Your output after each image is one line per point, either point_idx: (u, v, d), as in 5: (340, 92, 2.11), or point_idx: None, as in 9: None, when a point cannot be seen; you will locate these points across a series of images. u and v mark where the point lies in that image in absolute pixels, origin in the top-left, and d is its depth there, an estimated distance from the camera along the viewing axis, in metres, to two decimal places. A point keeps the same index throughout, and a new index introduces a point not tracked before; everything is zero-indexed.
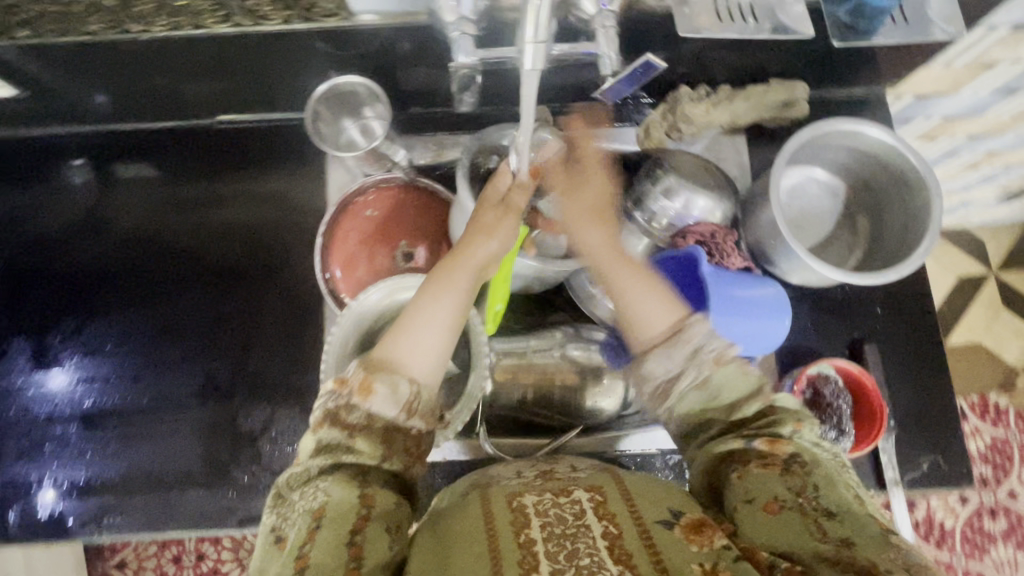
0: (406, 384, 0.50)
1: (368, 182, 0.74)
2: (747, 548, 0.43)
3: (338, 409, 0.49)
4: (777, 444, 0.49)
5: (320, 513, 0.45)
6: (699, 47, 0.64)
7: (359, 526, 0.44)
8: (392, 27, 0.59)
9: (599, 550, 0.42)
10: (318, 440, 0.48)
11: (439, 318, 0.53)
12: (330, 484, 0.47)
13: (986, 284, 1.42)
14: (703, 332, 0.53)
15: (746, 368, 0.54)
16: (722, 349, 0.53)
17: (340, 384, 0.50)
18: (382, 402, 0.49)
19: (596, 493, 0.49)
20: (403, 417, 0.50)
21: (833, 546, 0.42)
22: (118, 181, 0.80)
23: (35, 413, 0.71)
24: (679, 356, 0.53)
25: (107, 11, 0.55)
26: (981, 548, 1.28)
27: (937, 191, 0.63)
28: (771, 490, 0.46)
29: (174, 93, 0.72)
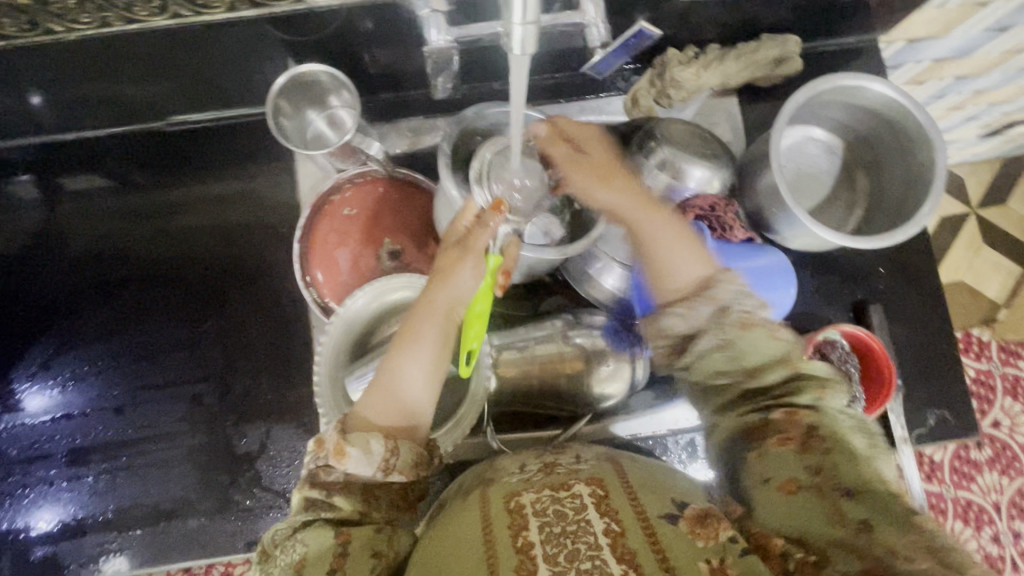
0: (382, 442, 0.46)
1: (344, 178, 0.69)
2: (759, 540, 0.40)
3: (317, 469, 0.45)
4: (797, 415, 0.43)
5: (301, 564, 0.41)
6: (687, 5, 0.60)
7: (337, 565, 0.41)
8: (352, 6, 0.53)
9: (600, 552, 0.39)
10: (303, 498, 0.45)
11: (413, 370, 0.50)
12: (306, 533, 0.43)
13: (968, 222, 1.43)
14: (733, 291, 0.49)
15: (777, 334, 0.46)
16: (749, 313, 0.47)
17: (317, 444, 0.45)
18: (358, 464, 0.44)
19: (596, 487, 0.44)
20: (381, 476, 0.45)
21: (855, 529, 0.37)
22: (68, 197, 0.74)
23: (13, 455, 0.67)
24: (702, 312, 0.48)
25: (23, 10, 0.48)
26: (968, 477, 1.32)
27: (941, 144, 0.60)
28: (791, 468, 0.41)
29: (115, 96, 0.65)
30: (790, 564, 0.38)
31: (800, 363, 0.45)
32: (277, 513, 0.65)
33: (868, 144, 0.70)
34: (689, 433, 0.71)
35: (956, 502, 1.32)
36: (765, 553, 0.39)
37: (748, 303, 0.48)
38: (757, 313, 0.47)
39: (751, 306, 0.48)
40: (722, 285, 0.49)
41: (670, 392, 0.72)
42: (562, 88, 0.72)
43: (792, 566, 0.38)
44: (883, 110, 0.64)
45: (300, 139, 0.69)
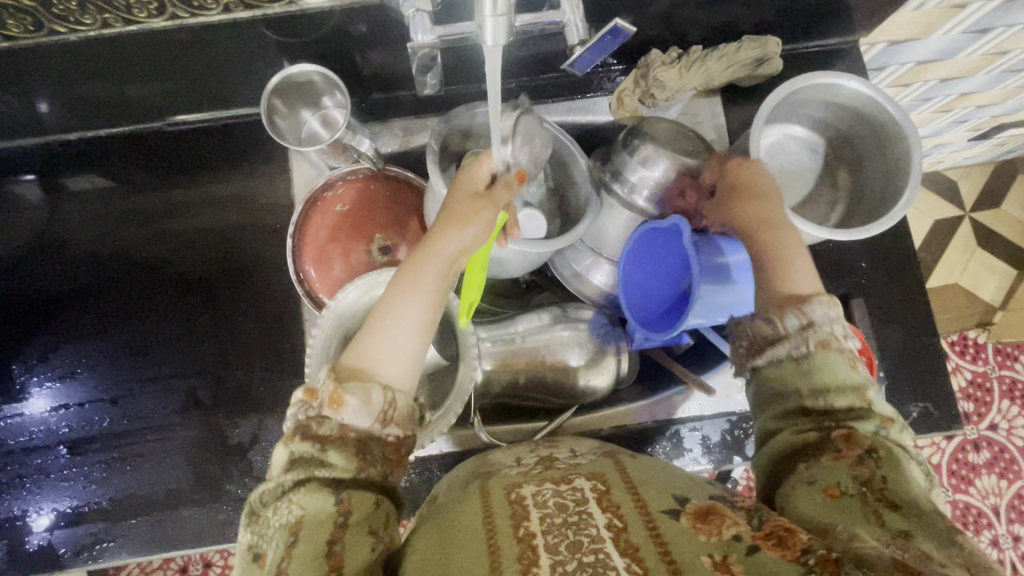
0: (380, 393, 0.46)
1: (336, 175, 0.71)
2: (777, 530, 0.40)
3: (309, 422, 0.44)
4: (853, 440, 0.44)
5: (297, 528, 0.41)
6: (668, 7, 0.62)
7: (337, 536, 0.42)
8: (343, 9, 0.55)
9: (603, 544, 0.39)
10: (291, 452, 0.44)
11: (411, 318, 0.49)
12: (303, 494, 0.42)
13: (961, 225, 1.43)
14: (823, 312, 0.48)
15: (855, 363, 0.47)
16: (836, 337, 0.48)
17: (309, 394, 0.45)
18: (355, 413, 0.44)
19: (597, 482, 0.45)
20: (378, 427, 0.46)
21: (894, 538, 0.38)
22: (69, 196, 0.76)
23: (11, 446, 0.69)
24: (789, 325, 0.49)
25: (27, 12, 0.50)
26: (966, 480, 1.32)
27: (916, 140, 0.62)
28: (835, 477, 0.42)
29: (116, 97, 0.67)
30: (811, 559, 0.37)
31: (872, 395, 0.46)
32: None
33: (847, 142, 0.71)
34: (676, 425, 0.70)
35: (954, 505, 1.32)
36: (783, 543, 0.39)
37: (843, 328, 0.48)
38: (846, 338, 0.48)
39: (839, 333, 0.48)
40: (816, 304, 0.49)
41: (657, 386, 0.73)
42: (550, 89, 0.74)
43: (813, 563, 0.37)
44: (860, 108, 0.66)
45: (294, 137, 0.72)
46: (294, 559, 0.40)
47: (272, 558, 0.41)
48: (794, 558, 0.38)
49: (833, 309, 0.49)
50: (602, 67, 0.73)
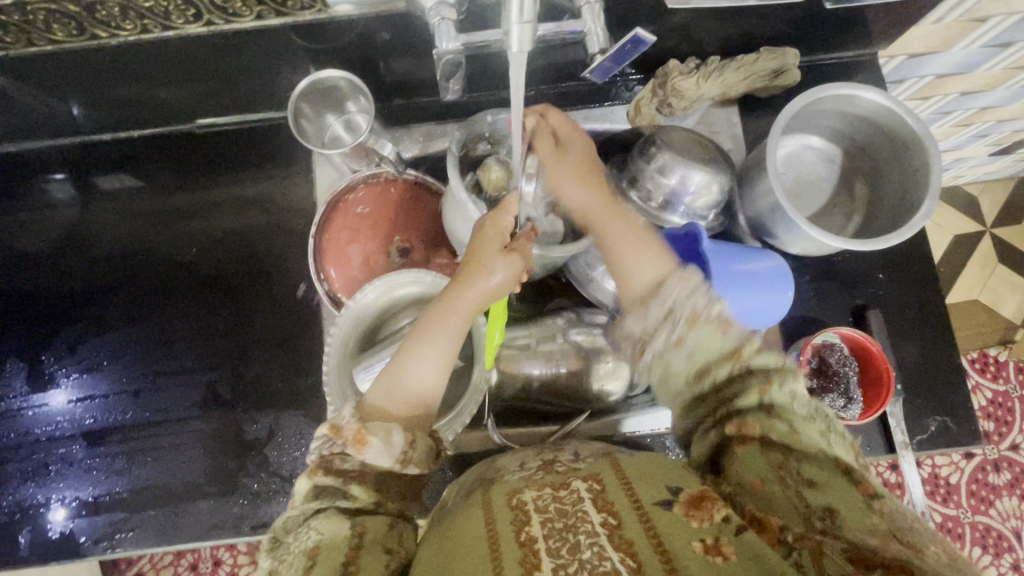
0: (400, 436, 0.50)
1: (357, 178, 0.73)
2: (755, 516, 0.41)
3: (332, 457, 0.48)
4: (746, 428, 0.47)
5: (314, 552, 0.41)
6: (687, 18, 0.62)
7: (351, 557, 0.41)
8: (370, 17, 0.57)
9: (598, 538, 0.40)
10: (314, 484, 0.47)
11: (432, 362, 0.54)
12: (321, 521, 0.44)
13: (982, 240, 1.41)
14: (681, 291, 0.54)
15: (727, 330, 0.52)
16: (700, 310, 0.52)
17: (333, 431, 0.49)
18: (376, 454, 0.48)
19: (594, 482, 0.46)
20: (398, 467, 0.49)
21: (818, 519, 0.40)
22: (99, 193, 0.78)
23: (37, 435, 0.70)
24: (657, 313, 0.54)
25: (72, 18, 0.53)
26: (987, 501, 1.29)
27: (936, 151, 0.61)
28: (756, 465, 0.45)
29: (149, 100, 0.70)
30: (789, 536, 0.39)
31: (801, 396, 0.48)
32: (283, 498, 0.68)
33: (866, 153, 0.71)
34: None
35: (973, 527, 1.29)
36: (763, 528, 0.40)
37: (704, 301, 0.53)
38: (710, 309, 0.52)
39: (701, 305, 0.53)
40: (671, 287, 0.55)
41: None
42: (568, 97, 0.75)
43: (792, 539, 0.39)
44: (879, 118, 0.66)
45: (318, 140, 0.73)
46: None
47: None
48: (775, 541, 0.39)
49: (689, 286, 0.54)
50: (620, 76, 0.74)
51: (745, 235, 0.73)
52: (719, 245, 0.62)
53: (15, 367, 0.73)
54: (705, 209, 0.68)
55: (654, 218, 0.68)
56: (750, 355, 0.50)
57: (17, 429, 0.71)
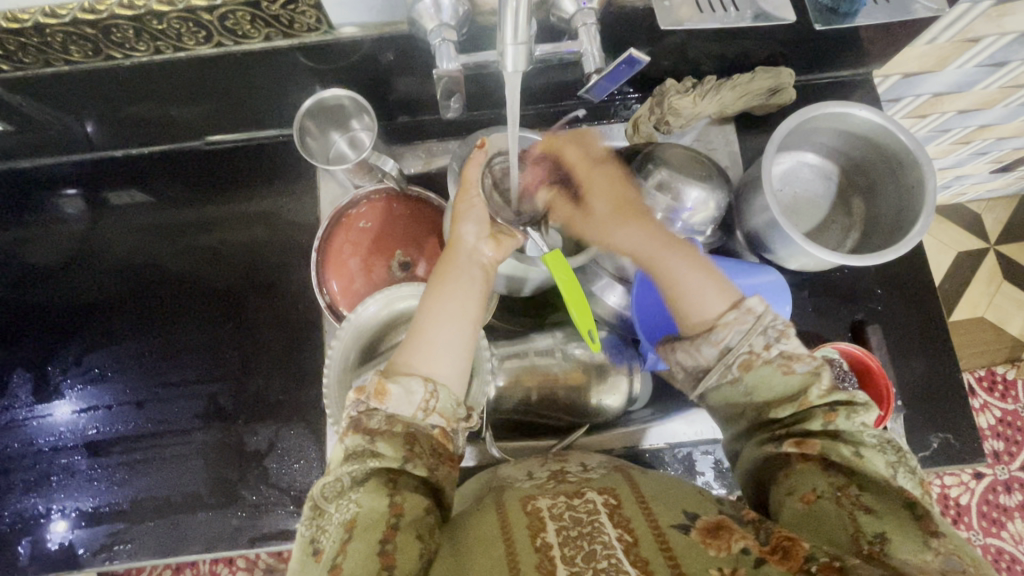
0: (422, 383, 0.49)
1: (361, 194, 0.74)
2: (780, 543, 0.41)
3: (360, 414, 0.48)
4: (807, 446, 0.46)
5: (351, 524, 0.44)
6: (684, 39, 0.64)
7: (388, 536, 0.43)
8: (373, 38, 0.59)
9: (615, 550, 0.40)
10: (346, 447, 0.48)
11: (451, 312, 0.53)
12: (361, 492, 0.45)
13: (985, 258, 1.41)
14: (737, 331, 0.51)
15: (791, 369, 0.49)
16: (757, 351, 0.50)
17: (357, 391, 0.49)
18: (398, 402, 0.48)
19: (609, 496, 0.46)
20: (421, 416, 0.49)
21: (867, 543, 0.41)
22: (109, 208, 0.80)
23: (40, 445, 0.71)
24: (706, 354, 0.52)
25: (88, 39, 0.55)
26: (998, 523, 1.27)
27: (931, 169, 0.63)
28: (810, 482, 0.45)
29: (160, 118, 0.72)
30: (813, 566, 0.39)
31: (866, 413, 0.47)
32: (282, 511, 0.68)
33: (863, 170, 0.72)
34: (687, 447, 0.71)
35: (985, 549, 1.26)
36: (785, 556, 0.40)
37: (764, 340, 0.50)
38: (771, 348, 0.50)
39: (759, 346, 0.51)
40: (726, 328, 0.51)
41: (669, 407, 0.73)
42: (566, 115, 0.77)
43: (816, 570, 0.39)
44: (874, 136, 0.67)
45: (323, 157, 0.76)
46: (349, 553, 0.42)
47: (329, 551, 0.43)
48: (797, 568, 0.39)
49: (747, 324, 0.51)
50: (619, 96, 0.75)
51: (743, 250, 0.74)
52: (716, 259, 0.63)
53: (20, 378, 0.74)
54: (703, 225, 0.68)
55: None
56: (817, 399, 0.47)
57: (21, 440, 0.71)
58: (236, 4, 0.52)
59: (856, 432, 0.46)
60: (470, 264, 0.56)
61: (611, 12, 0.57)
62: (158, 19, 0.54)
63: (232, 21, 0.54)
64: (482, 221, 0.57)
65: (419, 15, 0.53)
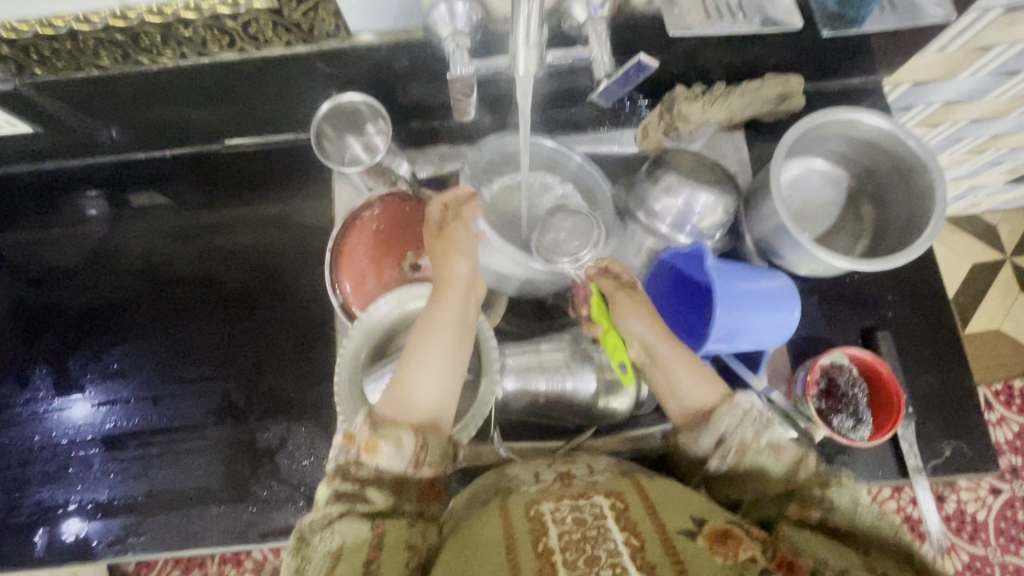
0: (413, 437, 0.49)
1: (374, 196, 0.76)
2: (788, 560, 0.42)
3: (348, 464, 0.49)
4: (808, 507, 0.48)
5: (337, 553, 0.46)
6: (692, 46, 0.65)
7: (372, 558, 0.45)
8: (390, 45, 0.60)
9: (620, 558, 0.40)
10: (334, 491, 0.48)
11: (442, 353, 0.53)
12: (346, 524, 0.47)
13: (1002, 269, 1.39)
14: (731, 421, 0.52)
15: (780, 454, 0.51)
16: (750, 439, 0.51)
17: (347, 439, 0.50)
18: (389, 459, 0.49)
19: (616, 500, 0.47)
20: (412, 469, 0.49)
21: (878, 571, 0.42)
22: (131, 210, 0.82)
23: (59, 438, 0.73)
24: (706, 441, 0.53)
25: (118, 44, 0.58)
26: (1017, 541, 1.24)
27: (940, 174, 0.63)
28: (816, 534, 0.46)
29: (182, 122, 0.75)
30: None
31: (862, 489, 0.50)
32: (292, 507, 0.69)
33: (873, 176, 0.73)
34: None
35: (1003, 568, 1.23)
36: (792, 571, 0.41)
37: (755, 428, 0.52)
38: (760, 437, 0.51)
39: (751, 434, 0.52)
40: (722, 418, 0.52)
41: None
42: (576, 122, 0.78)
43: None
44: (883, 142, 0.68)
45: (338, 159, 0.77)
46: None
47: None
48: None
49: (739, 415, 0.52)
50: (629, 102, 0.77)
51: (753, 256, 0.73)
52: (725, 264, 0.63)
53: (42, 372, 0.76)
54: (713, 229, 0.69)
55: (661, 237, 0.71)
56: (808, 477, 0.50)
57: (41, 432, 0.73)
58: (259, 11, 0.54)
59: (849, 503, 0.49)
60: (464, 299, 0.56)
61: (621, 20, 0.59)
62: (185, 26, 0.56)
63: (255, 28, 0.57)
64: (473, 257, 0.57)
65: (434, 22, 0.54)
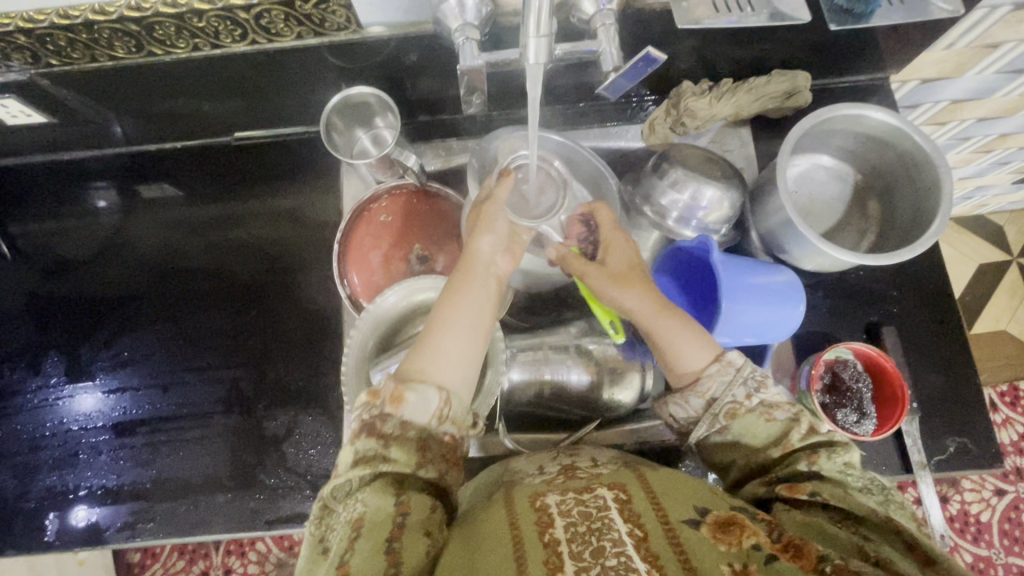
0: (438, 393, 0.50)
1: (382, 189, 0.77)
2: (792, 542, 0.42)
3: (373, 419, 0.48)
4: (797, 487, 0.48)
5: (358, 523, 0.45)
6: (700, 41, 0.65)
7: (394, 534, 0.44)
8: (400, 38, 0.61)
9: (625, 549, 0.41)
10: (357, 451, 0.48)
11: (468, 318, 0.54)
12: (368, 493, 0.46)
13: (1009, 270, 1.39)
14: (721, 382, 0.52)
15: (772, 416, 0.52)
16: (739, 401, 0.52)
17: (371, 395, 0.49)
18: (415, 410, 0.48)
19: (620, 492, 0.47)
20: (436, 424, 0.49)
21: (872, 551, 0.42)
22: (141, 201, 0.83)
23: (70, 425, 0.74)
24: (695, 405, 0.54)
25: (132, 35, 0.59)
26: (1021, 543, 1.23)
27: (946, 170, 0.63)
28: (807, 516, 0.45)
29: (194, 114, 0.76)
30: (827, 567, 0.40)
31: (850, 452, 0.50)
32: (298, 495, 0.70)
33: (879, 173, 0.73)
34: None
35: (1007, 569, 1.23)
36: (798, 555, 0.41)
37: (745, 390, 0.52)
38: (751, 398, 0.52)
39: (742, 395, 0.52)
40: (711, 380, 0.53)
41: None
42: (583, 117, 0.79)
43: (828, 569, 0.40)
44: (889, 137, 0.68)
45: (347, 152, 0.78)
46: (356, 551, 0.43)
47: (335, 549, 0.45)
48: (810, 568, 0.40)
49: (729, 375, 0.52)
50: (636, 97, 0.77)
51: (758, 251, 0.74)
52: (730, 258, 0.63)
53: (53, 360, 0.77)
54: (719, 223, 0.69)
55: (667, 232, 0.71)
56: (799, 441, 0.50)
57: (52, 419, 0.74)
58: (272, 3, 0.55)
59: (839, 473, 0.48)
60: (489, 273, 0.57)
61: (629, 14, 0.59)
62: (198, 18, 0.56)
63: (267, 20, 0.57)
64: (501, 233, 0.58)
65: (444, 15, 0.55)
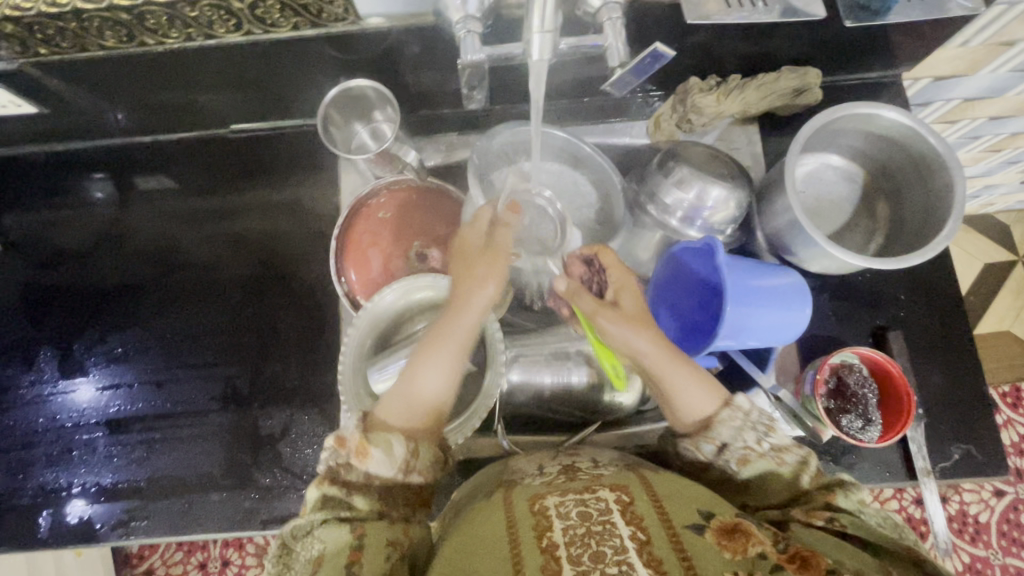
0: (403, 445, 0.49)
1: (380, 183, 0.75)
2: (800, 553, 0.42)
3: (337, 467, 0.49)
4: (814, 514, 0.47)
5: (319, 561, 0.45)
6: (710, 36, 0.63)
7: (352, 563, 0.45)
8: (399, 29, 0.59)
9: (627, 555, 0.40)
10: (322, 493, 0.48)
11: (441, 369, 0.53)
12: (323, 530, 0.47)
13: (1014, 270, 1.37)
14: (731, 428, 0.51)
15: (782, 460, 0.50)
16: (751, 446, 0.51)
17: (338, 442, 0.49)
18: (379, 463, 0.48)
19: (621, 493, 0.46)
20: (401, 475, 0.49)
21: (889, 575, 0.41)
22: (135, 193, 0.82)
23: (63, 421, 0.73)
24: (705, 450, 0.52)
25: (123, 24, 0.57)
26: (1019, 544, 1.23)
27: (960, 172, 0.61)
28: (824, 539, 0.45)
29: (190, 106, 0.74)
30: None
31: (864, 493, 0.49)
32: (294, 495, 0.69)
33: (889, 173, 0.71)
34: None
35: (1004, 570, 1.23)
36: (805, 565, 0.41)
37: (756, 434, 0.51)
38: (762, 443, 0.51)
39: (752, 440, 0.51)
40: (721, 424, 0.52)
41: None
42: (587, 112, 0.77)
43: None
44: (901, 137, 0.66)
45: (345, 146, 0.77)
46: None
47: None
48: None
49: (740, 419, 0.52)
50: (642, 91, 0.75)
51: (764, 252, 0.73)
52: (737, 260, 0.62)
53: (47, 354, 0.76)
54: (724, 224, 0.68)
55: (671, 232, 0.70)
56: (809, 485, 0.49)
57: (45, 414, 0.73)
58: None
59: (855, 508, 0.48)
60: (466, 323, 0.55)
61: (637, 8, 0.57)
62: (190, 7, 0.54)
63: (262, 9, 0.55)
64: (489, 283, 0.57)
65: (445, 6, 0.53)
